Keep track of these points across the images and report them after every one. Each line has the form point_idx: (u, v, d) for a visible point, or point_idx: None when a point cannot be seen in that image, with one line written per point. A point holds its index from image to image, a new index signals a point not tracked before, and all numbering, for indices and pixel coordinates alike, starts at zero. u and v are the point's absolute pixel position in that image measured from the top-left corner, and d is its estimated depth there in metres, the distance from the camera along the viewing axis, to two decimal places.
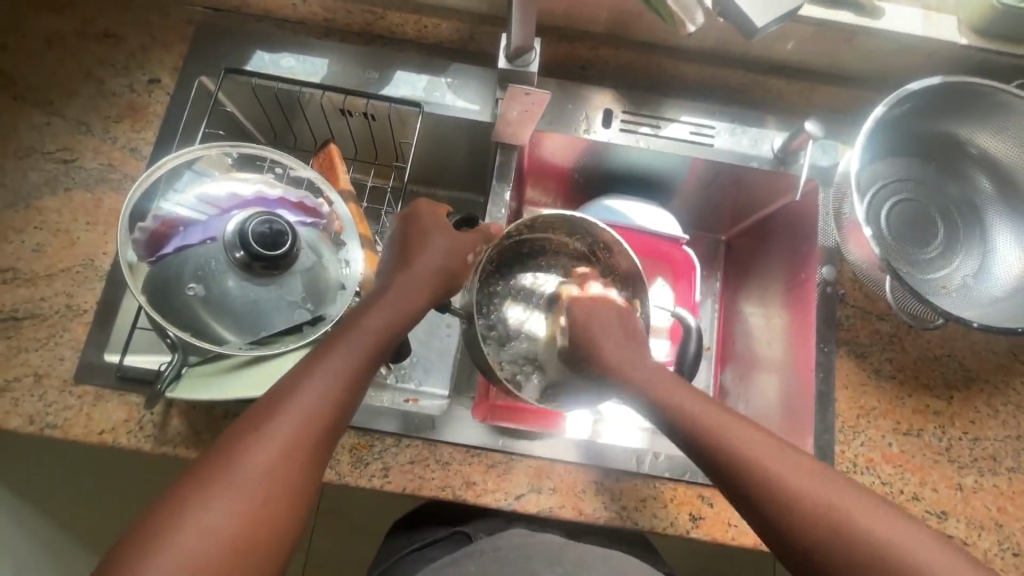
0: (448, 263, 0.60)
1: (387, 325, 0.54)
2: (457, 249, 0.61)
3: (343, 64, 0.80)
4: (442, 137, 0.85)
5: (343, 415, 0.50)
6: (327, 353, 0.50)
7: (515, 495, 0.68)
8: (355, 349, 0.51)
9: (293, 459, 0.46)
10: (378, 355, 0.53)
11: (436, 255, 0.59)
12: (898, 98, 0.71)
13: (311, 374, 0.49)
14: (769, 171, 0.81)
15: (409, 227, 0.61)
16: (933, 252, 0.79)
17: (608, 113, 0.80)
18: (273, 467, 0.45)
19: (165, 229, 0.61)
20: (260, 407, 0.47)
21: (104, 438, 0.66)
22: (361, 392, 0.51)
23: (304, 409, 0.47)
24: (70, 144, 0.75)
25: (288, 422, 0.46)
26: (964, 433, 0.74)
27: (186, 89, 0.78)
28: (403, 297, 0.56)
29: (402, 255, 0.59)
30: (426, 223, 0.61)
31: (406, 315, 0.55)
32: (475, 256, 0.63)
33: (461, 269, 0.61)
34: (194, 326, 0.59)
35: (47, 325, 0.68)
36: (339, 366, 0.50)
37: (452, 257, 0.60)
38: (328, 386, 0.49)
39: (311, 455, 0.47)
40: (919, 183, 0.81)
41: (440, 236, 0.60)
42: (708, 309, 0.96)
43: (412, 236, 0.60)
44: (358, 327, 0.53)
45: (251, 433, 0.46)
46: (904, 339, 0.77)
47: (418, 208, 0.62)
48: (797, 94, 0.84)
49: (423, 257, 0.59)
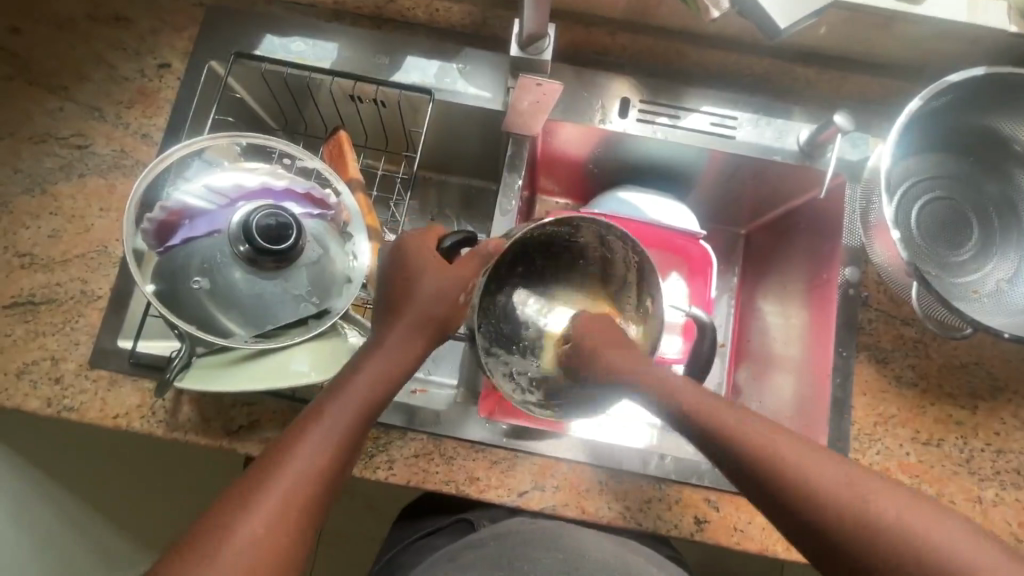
0: (439, 309, 0.57)
1: (383, 375, 0.54)
2: (449, 293, 0.58)
3: (353, 50, 0.78)
4: (454, 125, 0.83)
5: (336, 479, 0.50)
6: (318, 418, 0.51)
7: (518, 492, 0.68)
8: (343, 413, 0.52)
9: (285, 528, 0.46)
10: (373, 407, 0.54)
11: (430, 300, 0.57)
12: (936, 90, 0.66)
13: (310, 430, 0.50)
14: (793, 165, 0.77)
15: (402, 265, 0.59)
16: (965, 254, 0.75)
17: (625, 102, 0.77)
18: (264, 539, 0.45)
19: (172, 219, 0.61)
20: (253, 475, 0.48)
21: (118, 422, 0.67)
22: (360, 443, 0.53)
23: (295, 477, 0.48)
24: (82, 129, 0.75)
25: (277, 491, 0.47)
26: (987, 444, 0.71)
27: (196, 75, 0.77)
28: (395, 350, 0.56)
29: (393, 299, 0.58)
30: (420, 262, 0.58)
31: (400, 365, 0.56)
32: (467, 295, 0.59)
33: (454, 311, 0.58)
34: (201, 318, 0.60)
35: (63, 310, 0.70)
36: (329, 432, 0.50)
37: (443, 301, 0.58)
38: (319, 454, 0.49)
39: (302, 525, 0.47)
40: (955, 181, 0.77)
41: (432, 276, 0.58)
42: (724, 305, 0.93)
43: (402, 278, 0.58)
44: (354, 378, 0.54)
45: (242, 502, 0.46)
46: (929, 346, 0.74)
47: (418, 250, 0.59)
48: (828, 83, 0.80)
49: (415, 303, 0.57)
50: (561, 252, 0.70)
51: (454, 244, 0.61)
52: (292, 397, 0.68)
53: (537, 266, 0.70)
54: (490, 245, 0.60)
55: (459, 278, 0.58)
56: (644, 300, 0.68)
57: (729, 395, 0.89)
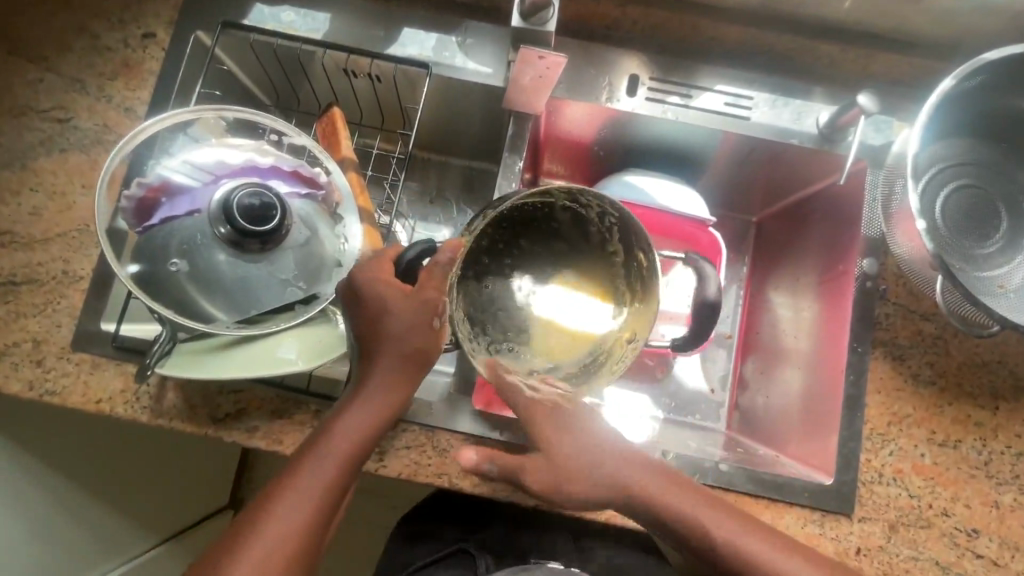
0: (412, 343, 0.56)
1: (361, 426, 0.54)
2: (419, 322, 0.56)
3: (347, 21, 0.74)
4: (454, 101, 0.79)
5: (317, 537, 0.51)
6: (295, 477, 0.52)
7: (514, 486, 0.65)
8: (320, 470, 0.52)
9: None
10: (352, 460, 0.54)
11: (406, 342, 0.56)
12: (971, 69, 0.61)
13: (287, 488, 0.51)
14: (811, 150, 0.73)
15: (365, 297, 0.56)
16: (993, 247, 0.70)
17: (634, 79, 0.73)
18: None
19: (153, 196, 0.58)
20: (233, 536, 0.49)
21: (101, 407, 0.65)
22: (341, 497, 0.53)
23: (271, 539, 0.49)
24: (64, 102, 0.71)
25: (253, 554, 0.48)
26: (1007, 447, 0.67)
27: (182, 45, 0.73)
28: (373, 403, 0.55)
29: (367, 340, 0.56)
30: (382, 293, 0.56)
31: (379, 415, 0.55)
32: (440, 320, 0.56)
33: (429, 341, 0.56)
34: (180, 302, 0.56)
35: (44, 291, 0.67)
36: (305, 492, 0.51)
37: (417, 334, 0.56)
38: (296, 513, 0.50)
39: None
40: (984, 168, 0.72)
41: (398, 304, 0.55)
42: (732, 296, 0.89)
43: (371, 314, 0.55)
44: (331, 432, 0.54)
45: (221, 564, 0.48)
46: (949, 343, 0.70)
47: (375, 281, 0.56)
48: (852, 60, 0.75)
49: (387, 342, 0.55)
50: (540, 226, 0.66)
51: (410, 258, 0.58)
52: (280, 384, 0.66)
53: (520, 243, 0.66)
54: (448, 248, 0.56)
55: (427, 302, 0.56)
56: (636, 256, 0.64)
57: (735, 388, 0.86)
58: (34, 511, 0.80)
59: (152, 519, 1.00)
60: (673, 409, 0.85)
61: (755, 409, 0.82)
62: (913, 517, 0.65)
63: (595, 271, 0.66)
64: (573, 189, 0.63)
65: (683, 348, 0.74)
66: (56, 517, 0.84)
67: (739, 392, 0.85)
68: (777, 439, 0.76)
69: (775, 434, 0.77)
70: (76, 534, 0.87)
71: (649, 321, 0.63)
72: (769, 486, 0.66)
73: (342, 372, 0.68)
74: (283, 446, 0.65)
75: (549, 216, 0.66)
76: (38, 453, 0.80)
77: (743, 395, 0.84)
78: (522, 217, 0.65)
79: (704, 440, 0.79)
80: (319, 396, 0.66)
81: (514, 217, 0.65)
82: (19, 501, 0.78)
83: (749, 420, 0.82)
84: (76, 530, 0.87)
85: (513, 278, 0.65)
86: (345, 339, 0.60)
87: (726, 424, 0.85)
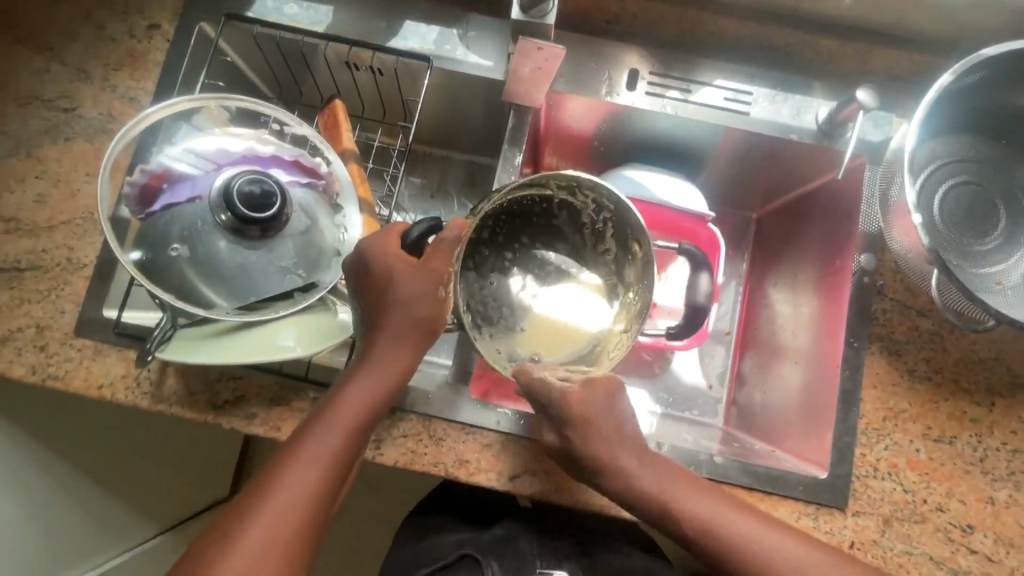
0: (420, 311, 0.56)
1: (370, 393, 0.55)
2: (426, 292, 0.56)
3: (350, 13, 0.74)
4: (454, 94, 0.79)
5: (325, 503, 0.52)
6: (303, 443, 0.53)
7: (508, 476, 0.66)
8: (330, 435, 0.53)
9: (275, 553, 0.48)
10: (361, 427, 0.55)
11: (412, 308, 0.56)
12: (970, 64, 0.61)
13: (299, 450, 0.52)
14: (809, 145, 0.73)
15: (374, 266, 0.56)
16: (991, 243, 0.70)
17: (634, 73, 0.73)
18: (252, 566, 0.48)
19: (156, 183, 0.59)
20: (244, 501, 0.51)
21: (102, 392, 0.66)
22: (352, 461, 0.54)
23: (281, 504, 0.50)
24: (69, 91, 0.72)
25: (264, 518, 0.49)
26: (1002, 443, 0.67)
27: (186, 36, 0.74)
28: (379, 370, 0.55)
29: (376, 306, 0.56)
30: (390, 263, 0.56)
31: (386, 383, 0.55)
32: (444, 291, 0.57)
33: (437, 309, 0.57)
34: (181, 288, 0.57)
35: (47, 278, 0.68)
36: (312, 459, 0.52)
37: (423, 304, 0.56)
38: (304, 479, 0.51)
39: (292, 549, 0.49)
40: (982, 165, 0.72)
41: (406, 273, 0.56)
42: (731, 292, 0.90)
43: (380, 279, 0.56)
44: (340, 399, 0.54)
45: (240, 519, 0.49)
46: (946, 339, 0.70)
47: (384, 251, 0.56)
48: (851, 57, 0.75)
49: (394, 310, 0.56)
50: (540, 220, 0.67)
51: (419, 234, 0.58)
52: (279, 371, 0.66)
53: (520, 236, 0.68)
54: (453, 227, 0.57)
55: (433, 273, 0.57)
56: (632, 247, 0.65)
57: (733, 384, 0.86)
58: (35, 496, 0.81)
59: (153, 507, 1.01)
60: (670, 405, 0.85)
61: (753, 405, 0.82)
62: (907, 511, 0.65)
63: (593, 264, 0.68)
64: (571, 180, 0.63)
65: (675, 339, 0.74)
66: (58, 502, 0.85)
67: (737, 388, 0.86)
68: (772, 434, 0.76)
69: (770, 429, 0.77)
70: (77, 519, 0.88)
71: (643, 314, 0.63)
72: (764, 479, 0.66)
73: (339, 362, 0.69)
74: (281, 434, 0.66)
75: (548, 210, 0.67)
76: (40, 438, 0.81)
77: (740, 390, 0.85)
78: (521, 210, 0.66)
79: (700, 434, 0.80)
80: (316, 385, 0.66)
81: (513, 210, 0.66)
82: (21, 486, 0.79)
83: (746, 416, 0.82)
84: (77, 516, 0.88)
85: (512, 270, 0.67)
86: (341, 329, 0.61)
87: (723, 420, 0.86)
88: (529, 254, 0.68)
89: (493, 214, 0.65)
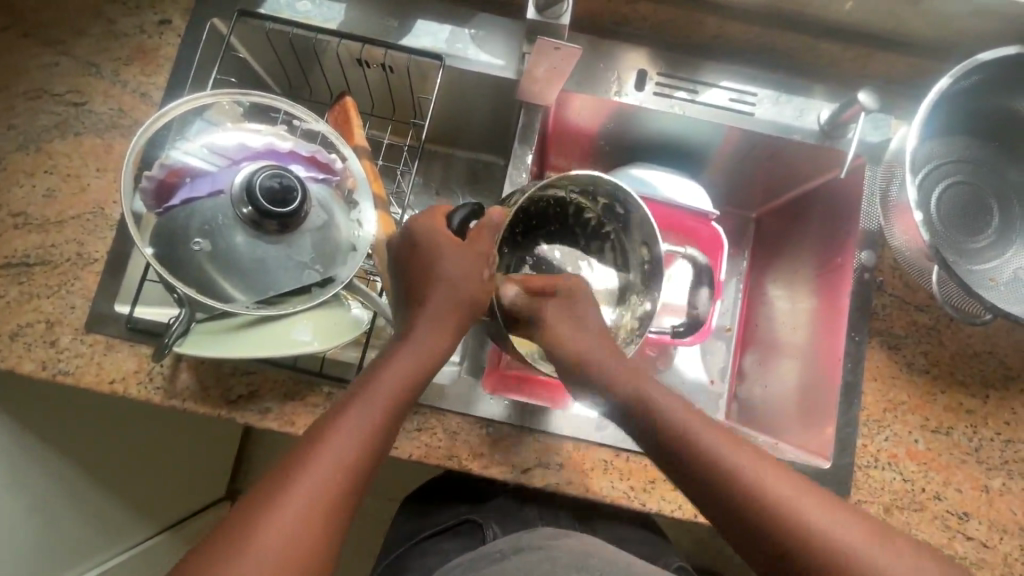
0: (464, 290, 0.56)
1: (412, 367, 0.54)
2: (471, 272, 0.56)
3: (363, 11, 0.75)
4: (464, 93, 0.80)
5: (350, 503, 0.49)
6: (343, 414, 0.51)
7: (522, 468, 0.67)
8: (374, 404, 0.52)
9: (297, 550, 0.45)
10: (402, 399, 0.54)
11: (447, 303, 0.56)
12: (966, 69, 0.64)
13: (342, 420, 0.50)
14: (812, 145, 0.75)
15: (421, 244, 0.56)
16: (984, 242, 0.73)
17: (642, 74, 0.75)
18: (294, 532, 0.45)
19: (173, 179, 0.59)
20: (280, 470, 0.48)
21: (114, 387, 0.65)
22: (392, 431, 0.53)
23: (321, 471, 0.48)
24: (79, 86, 0.72)
25: (305, 487, 0.47)
26: (996, 434, 0.70)
27: (198, 32, 0.74)
28: (422, 343, 0.55)
29: (420, 284, 0.56)
30: (438, 242, 0.56)
31: (428, 356, 0.55)
32: (489, 270, 0.58)
33: (480, 289, 0.57)
34: (200, 282, 0.57)
35: (58, 272, 0.68)
36: (354, 427, 0.50)
37: (467, 283, 0.56)
38: (347, 445, 0.49)
39: (319, 550, 0.46)
40: (976, 166, 0.75)
41: (457, 256, 0.56)
42: (732, 289, 0.92)
43: (423, 259, 0.56)
44: (383, 372, 0.53)
45: (282, 485, 0.47)
46: (942, 333, 0.73)
47: (433, 231, 0.56)
48: (851, 61, 0.78)
49: (439, 289, 0.56)
50: (552, 219, 0.71)
51: (462, 219, 0.59)
52: (293, 366, 0.67)
53: (535, 237, 0.70)
54: (494, 214, 0.57)
55: (478, 255, 0.57)
56: (638, 249, 0.71)
57: (734, 379, 0.88)
58: (37, 496, 0.80)
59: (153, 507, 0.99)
60: None
61: (754, 399, 0.84)
62: (907, 500, 0.67)
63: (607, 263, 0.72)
64: (588, 184, 0.67)
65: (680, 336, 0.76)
66: (59, 502, 0.83)
67: (738, 383, 0.88)
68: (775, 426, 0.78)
69: (773, 422, 0.79)
70: (80, 518, 0.87)
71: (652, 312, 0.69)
72: None
73: (351, 357, 0.69)
74: (294, 428, 0.66)
75: (561, 206, 0.70)
76: (47, 436, 0.80)
77: (742, 385, 0.87)
78: (537, 212, 0.69)
79: None
80: (329, 381, 0.67)
81: (529, 212, 0.69)
82: (21, 485, 0.77)
83: (747, 409, 0.84)
84: (77, 515, 0.87)
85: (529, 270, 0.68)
86: (356, 324, 0.63)
87: (725, 414, 0.87)
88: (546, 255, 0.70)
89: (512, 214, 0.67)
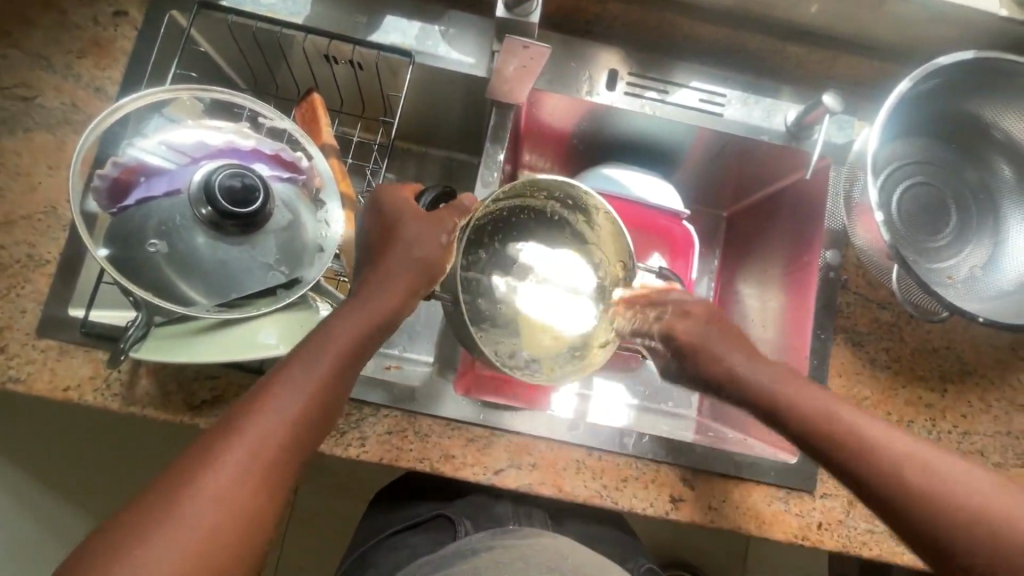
0: (419, 252, 0.55)
1: (363, 327, 0.52)
2: (427, 236, 0.55)
3: (330, 6, 0.73)
4: (436, 90, 0.79)
5: (287, 477, 0.47)
6: (284, 373, 0.49)
7: (494, 470, 0.66)
8: (319, 364, 0.49)
9: (233, 511, 0.43)
10: (352, 361, 0.51)
11: (394, 269, 0.54)
12: (925, 72, 0.65)
13: (284, 381, 0.48)
14: (780, 146, 0.76)
15: (384, 215, 0.57)
16: (942, 241, 0.76)
17: (613, 74, 0.75)
18: (229, 492, 0.44)
19: (129, 178, 0.57)
20: (218, 432, 0.46)
21: (69, 394, 0.63)
22: (341, 393, 0.51)
23: (260, 432, 0.46)
24: (28, 79, 0.69)
25: (242, 448, 0.45)
26: (954, 427, 0.72)
27: (156, 25, 0.71)
28: (373, 303, 0.52)
29: (376, 249, 0.55)
30: (401, 213, 0.56)
31: (379, 318, 0.52)
32: (449, 235, 0.57)
33: (439, 256, 0.56)
34: (158, 285, 0.55)
35: (7, 275, 0.64)
36: (296, 386, 0.48)
37: (423, 246, 0.55)
38: (289, 406, 0.47)
39: (249, 524, 0.44)
40: (935, 167, 0.78)
41: (415, 225, 0.55)
42: (704, 287, 0.94)
43: (383, 229, 0.56)
44: (330, 330, 0.51)
45: (219, 446, 0.45)
46: (904, 329, 0.75)
47: (393, 212, 0.56)
48: (818, 62, 0.79)
49: (395, 251, 0.54)
50: (523, 225, 0.72)
51: (433, 198, 0.61)
52: (259, 370, 0.65)
53: (510, 241, 0.71)
54: (464, 198, 0.58)
55: (437, 229, 0.56)
56: (617, 268, 0.70)
57: None
58: None
59: None
60: (647, 398, 0.86)
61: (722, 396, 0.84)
62: None
63: (581, 276, 0.71)
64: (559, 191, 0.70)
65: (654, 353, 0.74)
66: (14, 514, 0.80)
67: None
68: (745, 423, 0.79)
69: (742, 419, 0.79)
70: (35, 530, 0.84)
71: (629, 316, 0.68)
72: (739, 466, 0.70)
73: None
74: None
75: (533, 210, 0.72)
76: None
77: None
78: (513, 218, 0.72)
79: (674, 426, 0.82)
80: None
81: (507, 219, 0.71)
82: None
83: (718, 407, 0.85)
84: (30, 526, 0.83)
85: (498, 282, 0.69)
86: None
87: (698, 411, 0.87)
88: (523, 268, 0.71)
89: (489, 217, 0.70)
